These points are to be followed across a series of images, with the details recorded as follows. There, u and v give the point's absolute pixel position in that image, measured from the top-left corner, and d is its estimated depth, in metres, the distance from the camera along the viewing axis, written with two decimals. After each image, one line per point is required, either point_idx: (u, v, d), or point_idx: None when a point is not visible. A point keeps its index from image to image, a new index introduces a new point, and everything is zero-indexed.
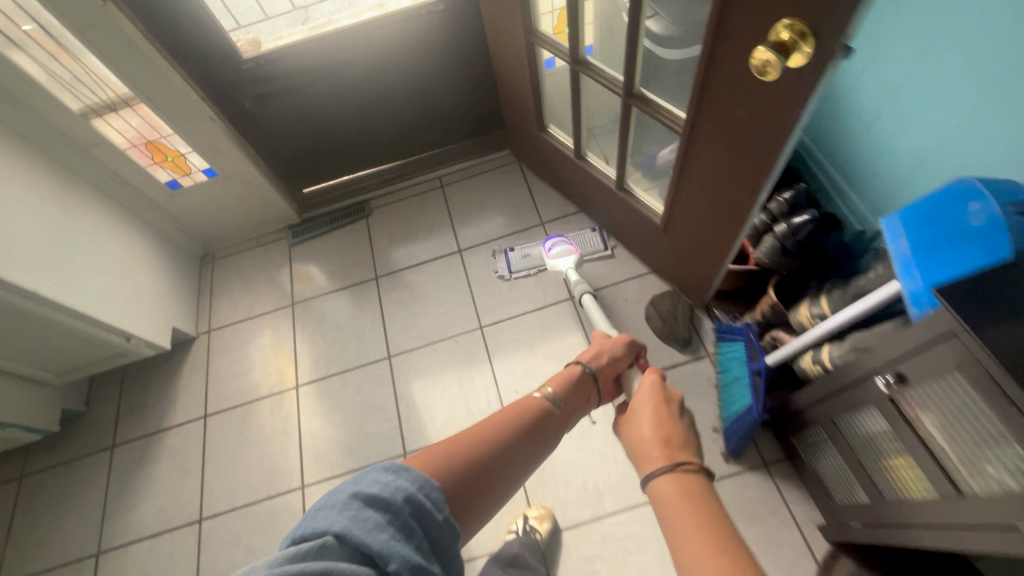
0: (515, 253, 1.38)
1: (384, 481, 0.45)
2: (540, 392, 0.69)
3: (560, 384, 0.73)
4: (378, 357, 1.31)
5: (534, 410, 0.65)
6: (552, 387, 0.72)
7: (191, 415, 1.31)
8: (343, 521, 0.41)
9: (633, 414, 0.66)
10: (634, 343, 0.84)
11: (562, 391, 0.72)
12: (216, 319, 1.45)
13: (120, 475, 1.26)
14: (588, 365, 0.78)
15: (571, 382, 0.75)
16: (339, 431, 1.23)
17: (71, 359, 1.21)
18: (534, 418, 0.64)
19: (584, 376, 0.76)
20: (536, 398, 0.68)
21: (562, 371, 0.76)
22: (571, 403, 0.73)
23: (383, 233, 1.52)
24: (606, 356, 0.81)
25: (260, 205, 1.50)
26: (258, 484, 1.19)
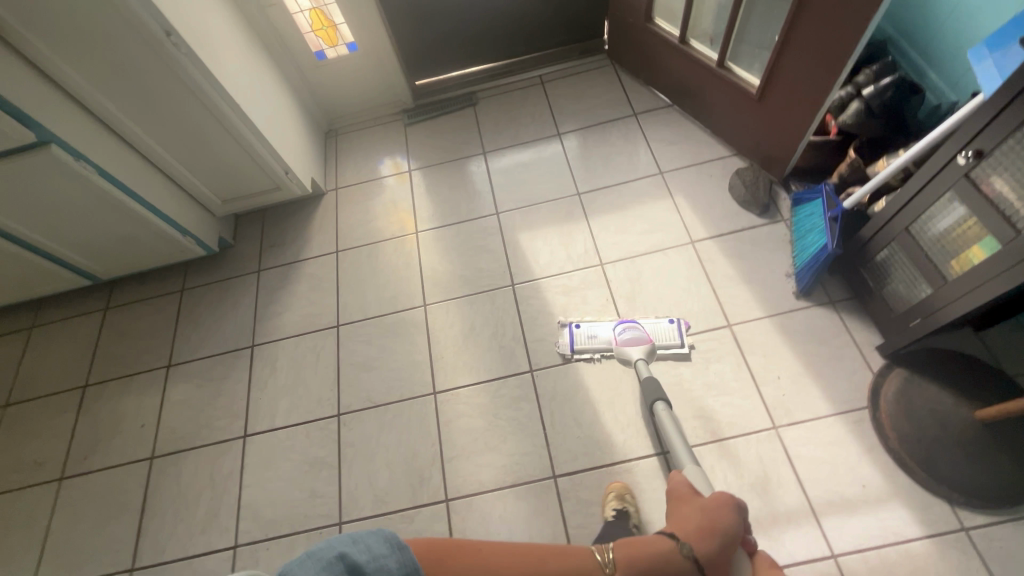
0: (581, 332, 1.26)
1: (371, 553, 0.63)
2: (600, 554, 0.73)
3: (642, 555, 0.75)
4: (487, 213, 1.51)
5: (564, 566, 0.70)
6: (616, 552, 0.74)
7: (324, 250, 1.53)
8: (331, 567, 0.60)
9: None
10: (733, 501, 0.84)
11: (634, 563, 0.73)
12: (341, 180, 1.66)
13: (265, 292, 1.49)
14: (688, 547, 0.77)
15: (653, 554, 0.76)
16: (454, 268, 1.44)
17: (237, 187, 1.44)
18: (573, 571, 0.70)
19: (676, 561, 0.75)
20: (592, 557, 0.72)
21: (652, 543, 0.77)
22: (642, 567, 0.74)
23: (489, 118, 1.71)
24: (716, 535, 0.79)
25: (384, 85, 1.70)
26: (385, 302, 1.40)
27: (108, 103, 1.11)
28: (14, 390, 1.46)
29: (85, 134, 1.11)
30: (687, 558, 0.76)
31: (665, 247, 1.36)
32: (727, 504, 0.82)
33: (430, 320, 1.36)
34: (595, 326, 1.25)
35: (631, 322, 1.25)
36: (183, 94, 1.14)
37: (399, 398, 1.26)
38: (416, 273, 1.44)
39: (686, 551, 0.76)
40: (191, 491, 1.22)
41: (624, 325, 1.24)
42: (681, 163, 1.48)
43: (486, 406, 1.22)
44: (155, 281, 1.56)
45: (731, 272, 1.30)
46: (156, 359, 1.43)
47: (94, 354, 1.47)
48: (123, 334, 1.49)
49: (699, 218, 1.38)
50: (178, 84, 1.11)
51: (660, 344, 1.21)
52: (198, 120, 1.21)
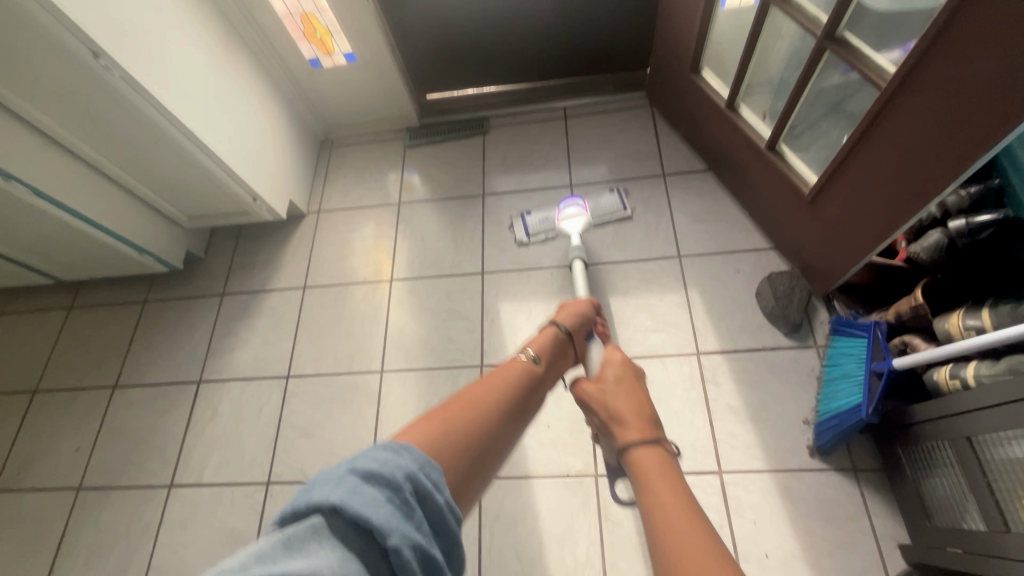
0: (533, 217, 1.35)
1: (383, 458, 0.40)
2: (523, 355, 0.68)
3: (540, 346, 0.73)
4: (472, 270, 1.32)
5: (518, 375, 0.63)
6: (531, 349, 0.71)
7: (292, 283, 1.39)
8: (340, 494, 0.36)
9: (598, 388, 0.69)
10: (596, 305, 0.89)
11: (543, 355, 0.72)
12: (325, 202, 1.51)
13: (224, 321, 1.37)
14: (563, 325, 0.79)
15: (548, 342, 0.75)
16: (423, 331, 1.27)
17: (204, 206, 1.31)
18: (517, 379, 0.62)
19: (562, 339, 0.77)
20: (520, 360, 0.67)
21: (541, 333, 0.76)
22: (549, 361, 0.72)
23: (497, 152, 1.49)
24: (583, 316, 0.82)
25: (386, 100, 1.51)
26: (342, 359, 1.26)
27: (44, 120, 0.99)
28: None
29: (18, 153, 0.99)
30: (566, 334, 0.78)
31: (664, 353, 1.15)
32: (593, 303, 0.88)
33: (384, 391, 1.21)
34: (545, 211, 1.35)
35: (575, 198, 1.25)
36: (129, 118, 1.00)
37: None
38: (381, 329, 1.28)
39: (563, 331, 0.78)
40: (107, 537, 1.15)
41: (567, 202, 1.23)
42: (705, 249, 1.24)
43: None
44: (122, 286, 1.48)
45: (736, 403, 1.07)
46: (105, 374, 1.36)
47: (49, 356, 1.42)
48: (80, 340, 1.43)
49: (712, 324, 1.15)
50: (122, 108, 0.98)
51: (603, 214, 1.32)
52: (149, 142, 1.07)
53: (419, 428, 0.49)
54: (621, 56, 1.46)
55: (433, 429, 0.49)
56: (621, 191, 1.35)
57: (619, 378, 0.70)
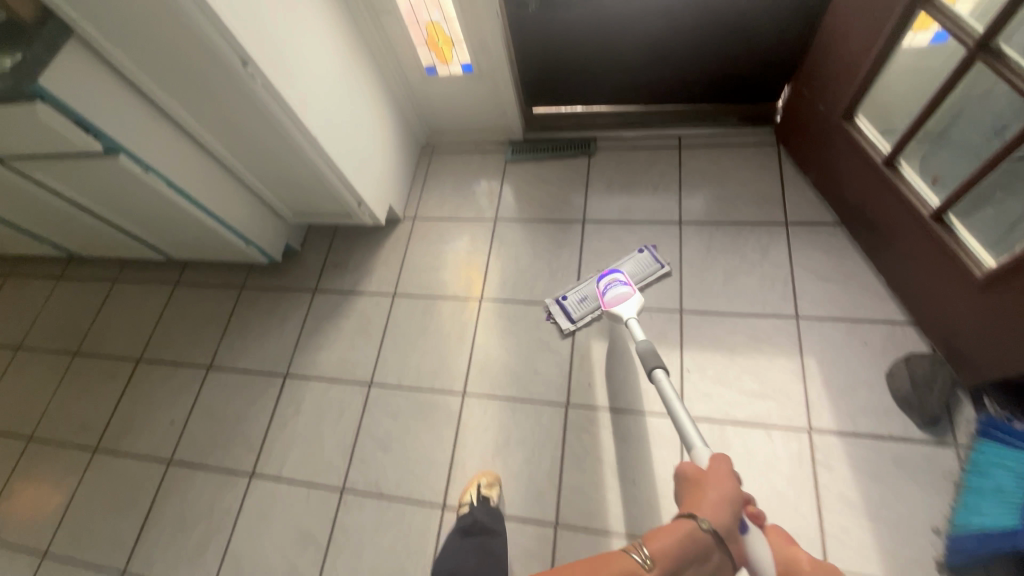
0: (569, 299, 1.25)
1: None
2: (635, 553, 0.65)
3: (670, 546, 0.65)
4: (565, 301, 1.27)
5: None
6: (651, 547, 0.66)
7: (382, 289, 1.40)
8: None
9: None
10: (730, 466, 0.80)
11: (669, 559, 0.64)
12: (421, 210, 1.50)
13: (314, 318, 1.40)
14: (707, 522, 0.69)
15: (681, 544, 0.66)
16: (509, 358, 1.24)
17: (309, 205, 1.33)
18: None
19: (701, 540, 0.67)
20: (629, 560, 0.64)
21: (669, 525, 0.69)
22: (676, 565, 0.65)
23: (602, 177, 1.43)
24: (729, 507, 0.72)
25: (494, 112, 1.48)
26: (425, 375, 1.25)
27: (184, 116, 1.02)
28: (85, 340, 1.54)
29: (158, 144, 1.04)
30: (709, 533, 0.69)
31: (770, 424, 1.05)
32: (729, 464, 0.80)
33: (464, 415, 1.19)
34: (580, 289, 1.25)
35: (610, 274, 1.15)
36: (260, 121, 1.02)
37: (407, 497, 1.13)
38: (466, 350, 1.26)
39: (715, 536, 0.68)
40: (190, 515, 1.21)
41: (604, 282, 1.12)
42: (827, 312, 1.12)
43: None
44: (222, 270, 1.54)
45: (850, 494, 0.96)
46: (201, 355, 1.42)
47: (153, 329, 1.50)
48: (181, 316, 1.50)
49: (830, 400, 1.04)
50: (255, 111, 0.99)
51: (639, 276, 1.24)
52: (273, 144, 1.09)
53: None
54: (752, 86, 1.35)
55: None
56: (648, 246, 1.28)
57: None
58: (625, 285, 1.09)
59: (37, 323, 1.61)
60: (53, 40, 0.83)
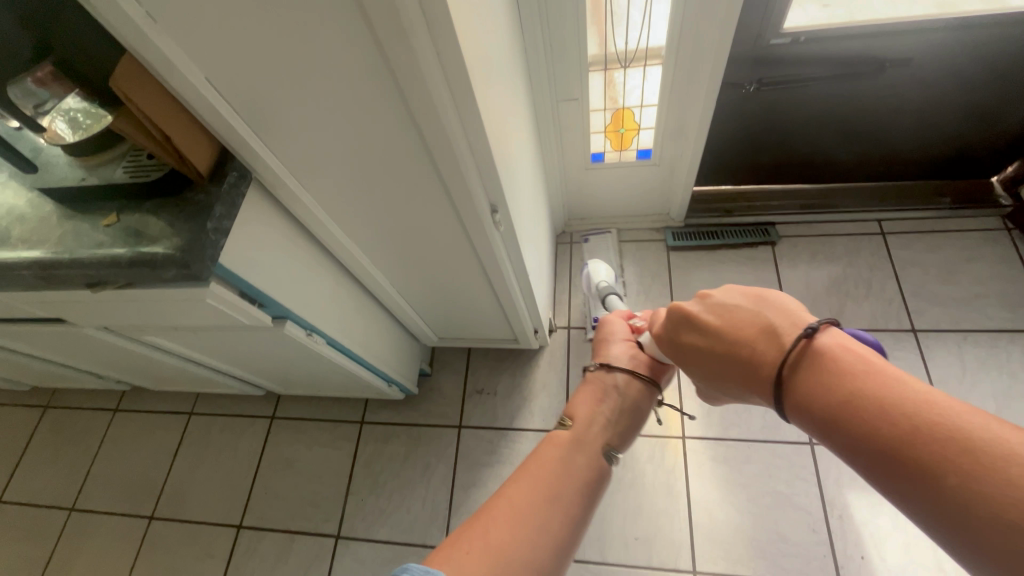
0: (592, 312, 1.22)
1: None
2: (561, 426, 0.61)
3: (580, 402, 0.62)
4: (796, 438, 1.04)
5: (552, 457, 0.56)
6: (567, 413, 0.62)
7: (549, 424, 1.14)
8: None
9: (590, 413, 0.61)
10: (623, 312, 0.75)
11: (586, 411, 0.61)
12: (576, 315, 1.26)
13: (468, 465, 1.13)
14: (594, 363, 0.67)
15: (596, 392, 0.63)
16: (742, 517, 0.99)
17: (466, 331, 1.07)
18: (566, 464, 0.55)
19: (601, 385, 0.64)
20: (554, 431, 0.60)
21: (580, 390, 0.65)
22: (595, 414, 0.61)
23: (796, 271, 1.21)
24: (611, 342, 0.69)
25: (657, 197, 1.26)
26: (637, 544, 0.99)
27: (358, 253, 0.77)
28: (162, 499, 1.23)
29: (321, 294, 0.78)
30: (603, 372, 0.65)
31: None
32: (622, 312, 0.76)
33: None
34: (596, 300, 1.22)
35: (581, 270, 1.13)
36: (465, 260, 0.77)
37: None
38: (683, 509, 1.01)
39: (625, 371, 0.64)
40: None
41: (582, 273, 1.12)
42: None
43: None
44: (333, 400, 1.26)
45: None
46: (325, 518, 1.13)
47: (252, 481, 1.20)
48: (287, 465, 1.21)
49: None
50: (465, 252, 0.74)
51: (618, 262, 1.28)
52: (464, 281, 0.84)
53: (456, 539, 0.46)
54: (974, 164, 1.16)
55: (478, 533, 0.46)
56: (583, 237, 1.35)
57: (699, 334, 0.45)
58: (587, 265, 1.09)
59: (95, 474, 1.30)
60: (235, 194, 0.57)
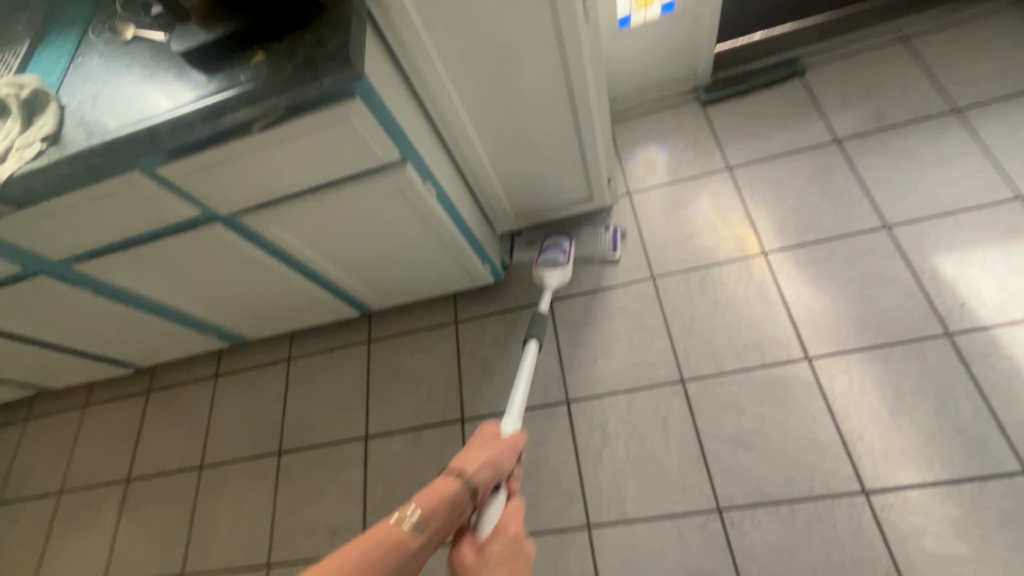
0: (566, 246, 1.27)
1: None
2: (400, 517, 0.49)
3: (435, 505, 0.52)
4: (871, 226, 1.09)
5: (386, 560, 0.45)
6: (420, 507, 0.51)
7: (634, 276, 1.20)
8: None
9: (432, 517, 0.51)
10: (521, 439, 0.71)
11: (434, 520, 0.51)
12: (631, 182, 1.32)
13: (568, 329, 1.19)
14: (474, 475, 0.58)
15: (450, 503, 0.54)
16: (840, 303, 1.04)
17: (541, 199, 1.14)
18: (396, 565, 0.46)
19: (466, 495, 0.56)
20: (393, 527, 0.48)
21: (436, 486, 0.54)
22: (442, 530, 0.52)
23: (830, 91, 1.27)
24: (500, 460, 0.63)
25: (683, 57, 1.32)
26: (748, 351, 1.05)
27: (451, 89, 0.83)
28: (284, 434, 1.29)
29: (423, 138, 0.84)
30: (472, 489, 0.57)
31: None
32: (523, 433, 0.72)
33: (824, 382, 0.99)
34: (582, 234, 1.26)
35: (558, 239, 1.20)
36: (551, 73, 0.83)
37: (809, 495, 0.91)
38: (782, 311, 1.07)
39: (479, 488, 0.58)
40: None
41: (549, 245, 1.17)
42: None
43: (959, 520, 0.84)
44: (422, 311, 1.32)
45: None
46: (445, 409, 1.20)
47: (366, 397, 1.27)
48: (396, 375, 1.27)
49: None
50: (551, 56, 0.81)
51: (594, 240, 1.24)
52: (547, 112, 0.90)
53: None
54: None
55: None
56: (616, 229, 1.24)
57: None
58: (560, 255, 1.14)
59: (214, 433, 1.36)
60: (362, 11, 0.65)
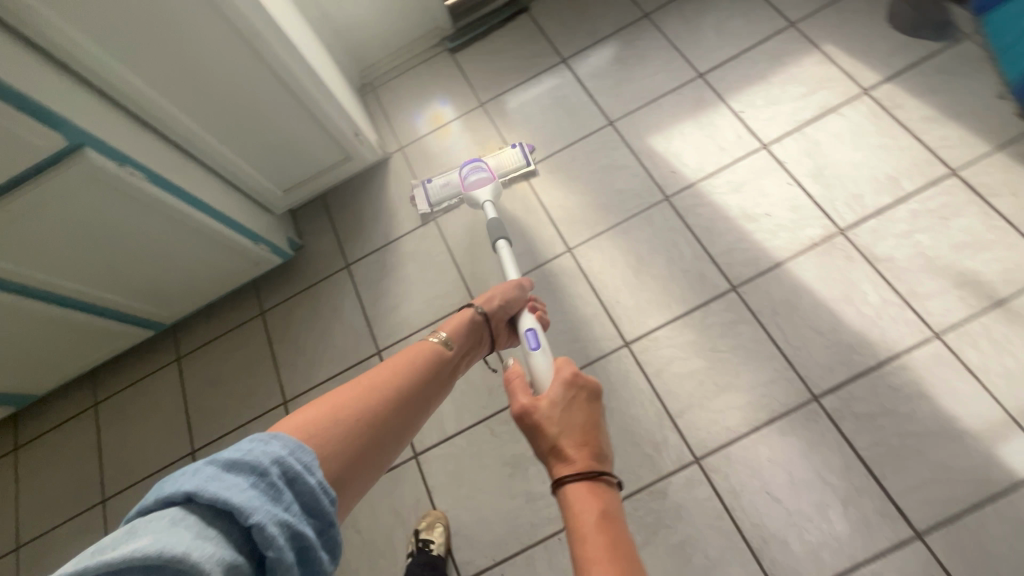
0: (435, 182, 1.25)
1: (248, 447, 0.39)
2: (435, 338, 0.74)
3: (456, 330, 0.77)
4: (599, 126, 1.25)
5: (430, 361, 0.69)
6: (445, 331, 0.76)
7: (418, 221, 1.26)
8: (193, 482, 0.35)
9: (456, 341, 0.76)
10: (525, 285, 0.90)
11: (456, 339, 0.76)
12: (402, 137, 1.37)
13: (369, 286, 1.22)
14: (480, 307, 0.82)
15: (468, 327, 0.79)
16: (585, 196, 1.18)
17: (300, 169, 1.16)
18: (435, 367, 0.69)
19: (477, 322, 0.80)
20: (431, 343, 0.72)
21: (455, 317, 0.79)
22: (462, 346, 0.77)
23: (552, 19, 1.41)
24: (503, 300, 0.85)
25: (418, 13, 1.40)
26: (522, 258, 1.16)
27: (125, 71, 0.82)
28: (105, 480, 1.20)
29: (107, 123, 0.82)
30: (481, 316, 0.81)
31: (835, 106, 1.13)
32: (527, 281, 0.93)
33: (584, 265, 1.12)
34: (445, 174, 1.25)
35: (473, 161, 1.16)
36: (224, 36, 0.86)
37: (587, 361, 1.04)
38: (543, 216, 1.19)
39: (484, 321, 0.82)
40: (379, 534, 1.01)
41: (469, 167, 1.13)
42: (813, 7, 1.23)
43: (695, 341, 1.01)
44: (226, 311, 1.29)
45: (927, 112, 1.07)
46: (268, 397, 1.18)
47: (186, 413, 1.21)
48: (213, 382, 1.23)
49: (862, 62, 1.15)
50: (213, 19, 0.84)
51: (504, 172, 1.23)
52: (246, 74, 0.93)
53: (302, 414, 0.51)
54: None
55: (321, 414, 0.51)
56: (521, 144, 1.26)
57: (572, 420, 0.60)
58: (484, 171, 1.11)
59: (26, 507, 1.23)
60: None
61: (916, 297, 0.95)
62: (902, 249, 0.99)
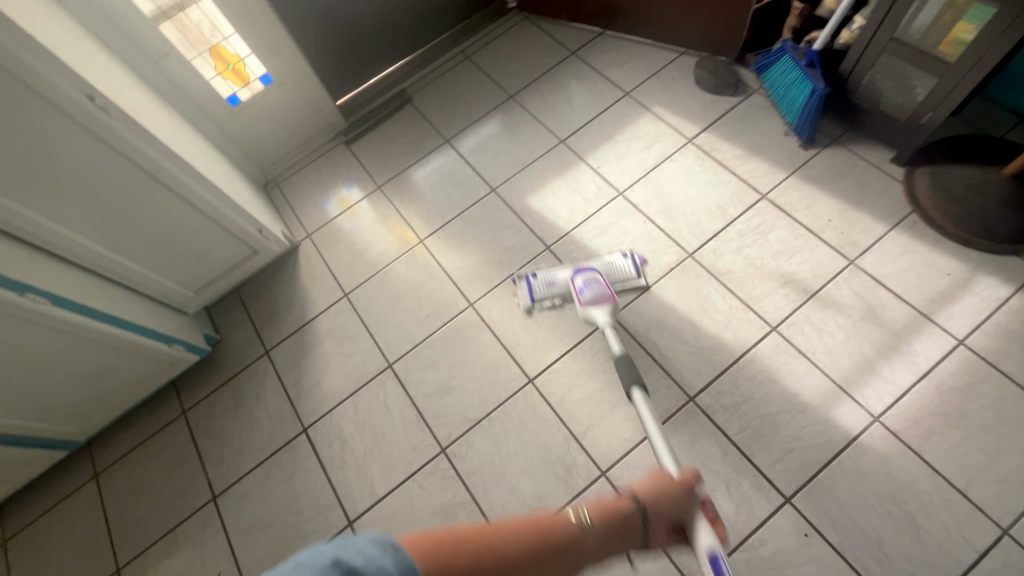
0: (538, 280, 1.23)
1: (370, 553, 0.39)
2: (577, 514, 0.62)
3: (606, 513, 0.65)
4: (483, 193, 1.43)
5: (565, 540, 0.57)
6: (591, 511, 0.64)
7: (331, 299, 1.35)
8: (332, 550, 0.38)
9: (603, 526, 0.63)
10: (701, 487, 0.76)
11: (604, 523, 0.64)
12: (308, 225, 1.48)
13: (289, 368, 1.28)
14: (643, 501, 0.70)
15: (623, 512, 0.67)
16: (479, 256, 1.33)
17: (209, 268, 1.24)
18: (570, 547, 0.58)
19: (633, 511, 0.68)
20: (571, 516, 0.61)
21: (611, 500, 0.67)
22: (607, 536, 0.64)
23: (433, 107, 1.61)
24: (670, 492, 0.72)
25: (311, 114, 1.55)
26: (429, 319, 1.27)
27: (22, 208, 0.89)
28: None
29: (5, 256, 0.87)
30: (642, 510, 0.69)
31: (669, 154, 1.37)
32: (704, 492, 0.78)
33: (485, 316, 1.25)
34: (551, 273, 1.23)
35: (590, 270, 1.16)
36: (120, 165, 0.96)
37: (498, 403, 1.15)
38: (444, 278, 1.32)
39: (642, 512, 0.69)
40: None
41: (582, 280, 1.13)
42: (641, 79, 1.51)
43: (587, 367, 1.15)
44: (144, 416, 1.29)
45: (738, 151, 1.34)
46: (195, 495, 1.18)
47: (108, 529, 1.18)
48: (135, 491, 1.21)
49: (685, 118, 1.42)
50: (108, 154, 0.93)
51: (617, 279, 1.21)
52: (146, 195, 1.02)
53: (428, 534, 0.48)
54: None
55: (444, 546, 0.47)
56: (635, 257, 1.24)
57: None
58: (596, 287, 1.11)
59: None
60: None
61: (753, 300, 1.15)
62: (736, 263, 1.20)
